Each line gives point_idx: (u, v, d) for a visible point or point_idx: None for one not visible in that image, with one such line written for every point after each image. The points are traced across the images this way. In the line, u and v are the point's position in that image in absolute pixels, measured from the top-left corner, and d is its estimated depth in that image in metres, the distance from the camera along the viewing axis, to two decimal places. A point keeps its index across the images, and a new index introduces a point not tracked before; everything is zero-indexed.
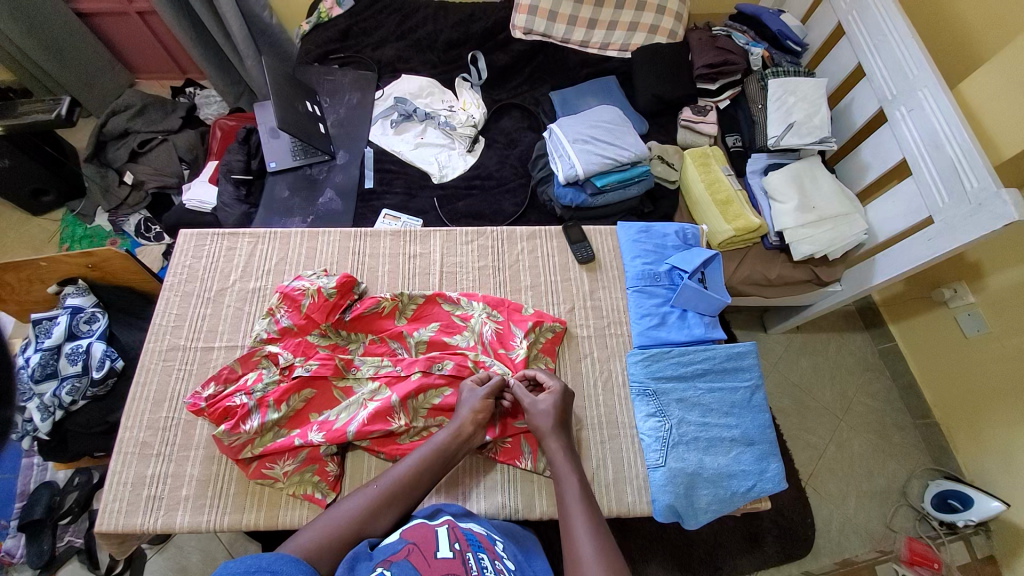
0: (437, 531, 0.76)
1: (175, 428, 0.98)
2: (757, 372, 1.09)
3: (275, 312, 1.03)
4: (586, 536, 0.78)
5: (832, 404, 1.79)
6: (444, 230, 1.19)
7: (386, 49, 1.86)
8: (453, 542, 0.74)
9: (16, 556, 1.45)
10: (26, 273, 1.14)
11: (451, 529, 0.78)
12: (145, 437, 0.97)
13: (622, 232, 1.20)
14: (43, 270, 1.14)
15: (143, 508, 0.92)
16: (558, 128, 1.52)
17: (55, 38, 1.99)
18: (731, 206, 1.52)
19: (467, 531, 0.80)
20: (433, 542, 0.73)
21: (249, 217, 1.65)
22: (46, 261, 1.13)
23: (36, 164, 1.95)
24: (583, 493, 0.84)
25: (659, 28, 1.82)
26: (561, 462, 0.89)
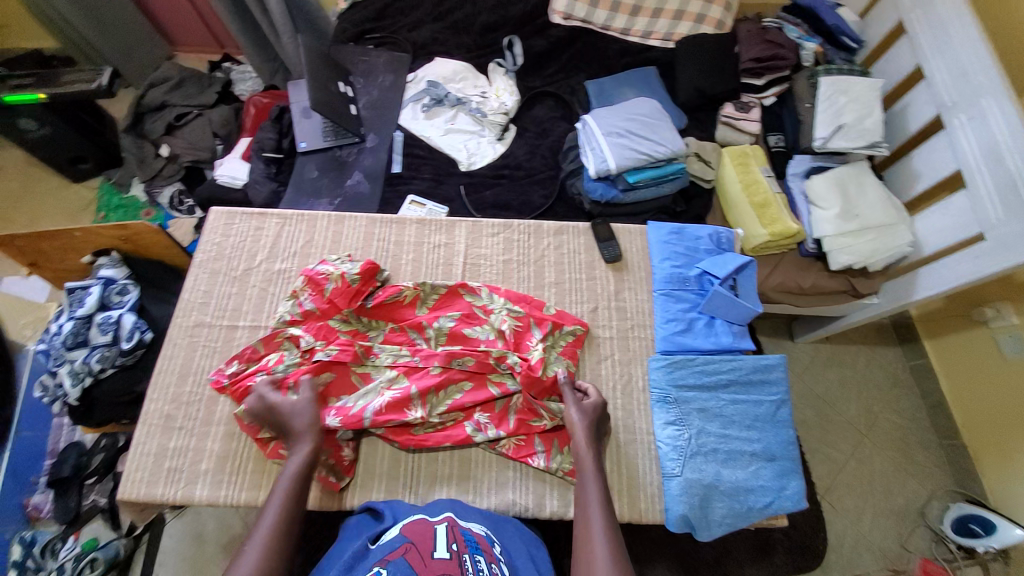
0: (436, 529, 0.79)
1: (197, 403, 1.00)
2: (785, 386, 1.04)
3: (299, 295, 1.04)
4: (599, 532, 0.80)
5: (855, 418, 1.72)
6: (471, 221, 1.17)
7: (422, 30, 1.84)
8: (450, 541, 0.76)
9: (44, 511, 1.55)
10: (62, 242, 1.18)
11: (450, 527, 0.80)
12: (169, 410, 1.00)
13: (652, 232, 1.15)
14: (77, 239, 1.18)
15: (165, 479, 0.95)
16: (592, 119, 1.47)
17: (101, 8, 2.04)
18: (768, 209, 1.45)
19: (466, 530, 0.81)
20: (430, 541, 0.76)
21: (277, 195, 1.67)
22: (80, 231, 1.16)
23: (72, 131, 1.98)
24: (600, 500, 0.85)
25: (706, 17, 1.76)
26: (586, 475, 0.88)
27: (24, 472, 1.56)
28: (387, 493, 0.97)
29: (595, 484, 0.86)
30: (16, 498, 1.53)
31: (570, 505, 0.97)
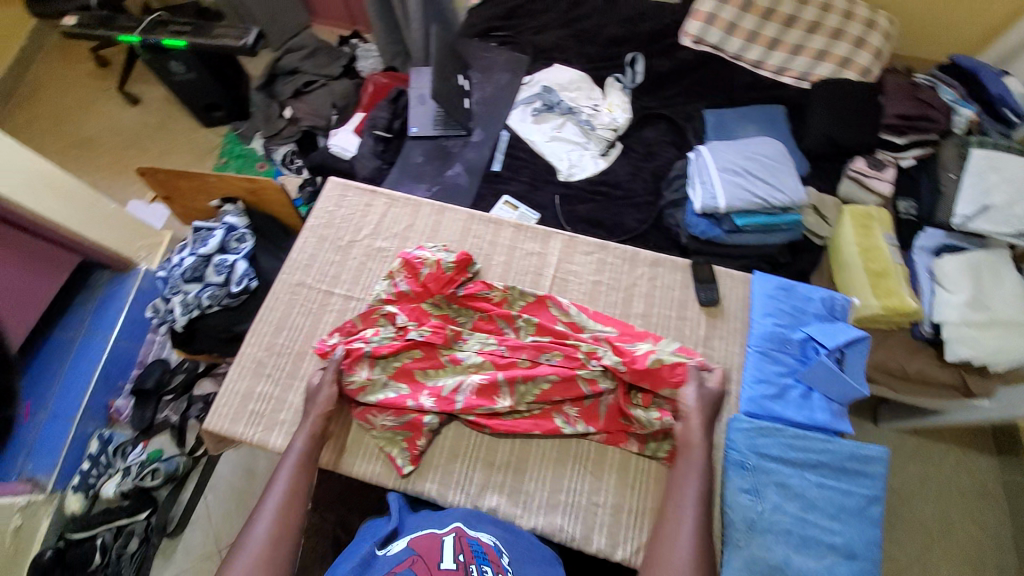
0: (442, 541, 0.81)
1: (287, 356, 1.07)
2: (881, 481, 0.94)
3: (395, 277, 1.08)
4: (685, 535, 0.82)
5: (931, 524, 1.52)
6: (567, 235, 1.16)
7: (547, 35, 1.84)
8: (457, 553, 0.79)
9: (123, 416, 1.72)
10: (198, 184, 1.29)
11: (456, 539, 0.82)
12: (261, 357, 1.07)
13: (757, 284, 1.09)
14: (210, 183, 1.28)
15: (246, 420, 1.02)
16: (707, 151, 1.40)
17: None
18: (885, 280, 1.33)
19: (474, 541, 0.83)
20: (436, 552, 0.78)
21: (380, 172, 1.75)
22: (214, 176, 1.25)
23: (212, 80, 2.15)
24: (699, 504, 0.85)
25: (851, 63, 1.62)
26: (689, 480, 0.88)
27: (114, 377, 1.73)
28: (441, 484, 0.98)
29: (696, 488, 0.87)
30: (104, 399, 1.69)
31: (618, 547, 0.93)
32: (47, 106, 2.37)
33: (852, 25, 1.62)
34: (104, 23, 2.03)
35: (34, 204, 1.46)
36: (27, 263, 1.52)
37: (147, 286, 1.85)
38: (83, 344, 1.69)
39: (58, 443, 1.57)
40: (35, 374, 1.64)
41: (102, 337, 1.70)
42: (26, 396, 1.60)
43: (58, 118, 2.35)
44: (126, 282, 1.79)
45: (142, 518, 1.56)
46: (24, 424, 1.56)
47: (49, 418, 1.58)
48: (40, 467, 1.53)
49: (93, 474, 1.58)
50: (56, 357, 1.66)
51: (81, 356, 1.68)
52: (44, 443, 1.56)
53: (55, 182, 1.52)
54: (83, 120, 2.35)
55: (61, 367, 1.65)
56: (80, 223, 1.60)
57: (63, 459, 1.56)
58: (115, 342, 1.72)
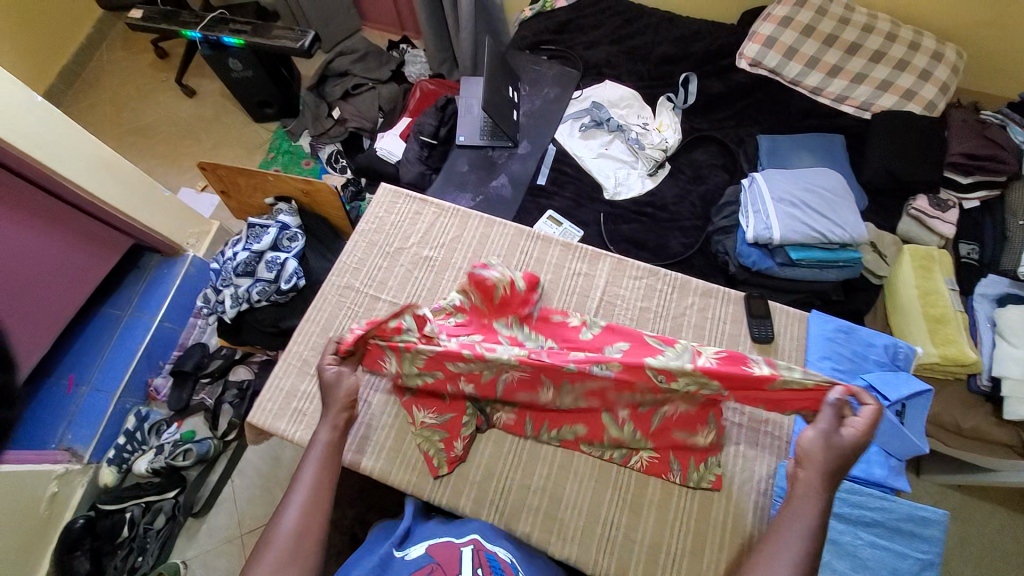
0: (461, 551, 0.80)
1: None
2: (938, 548, 0.90)
3: (464, 295, 1.05)
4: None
5: None
6: (617, 258, 1.14)
7: (598, 50, 1.83)
8: (476, 566, 0.76)
9: (160, 395, 1.77)
10: (256, 181, 1.33)
11: (475, 551, 0.80)
12: (307, 357, 1.09)
13: (814, 325, 1.06)
14: (268, 183, 1.32)
15: (289, 417, 1.03)
16: (763, 180, 1.36)
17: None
18: (944, 327, 1.26)
19: (491, 555, 0.80)
20: (455, 563, 0.76)
21: (424, 178, 1.76)
22: (273, 177, 1.29)
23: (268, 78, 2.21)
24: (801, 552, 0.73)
25: (915, 95, 1.53)
26: (792, 524, 0.75)
27: (156, 356, 1.77)
28: (477, 502, 0.97)
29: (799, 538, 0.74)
30: (144, 377, 1.74)
31: None
32: (110, 92, 2.48)
33: (917, 57, 1.53)
34: (169, 18, 2.08)
35: (96, 187, 1.48)
36: (81, 242, 1.54)
37: (192, 274, 1.86)
38: (130, 321, 1.74)
39: (98, 417, 1.62)
40: (82, 347, 1.69)
41: (148, 317, 1.74)
42: (69, 368, 1.65)
43: (119, 105, 2.45)
44: (173, 267, 1.82)
45: (170, 496, 1.57)
46: (67, 395, 1.62)
47: (91, 391, 1.64)
48: (78, 439, 1.59)
49: (127, 449, 1.62)
50: (104, 331, 1.72)
51: (126, 334, 1.72)
52: (85, 415, 1.61)
53: (115, 167, 1.53)
54: (143, 108, 2.45)
55: (108, 342, 1.71)
56: (135, 207, 1.60)
57: (100, 433, 1.60)
58: (160, 323, 1.76)
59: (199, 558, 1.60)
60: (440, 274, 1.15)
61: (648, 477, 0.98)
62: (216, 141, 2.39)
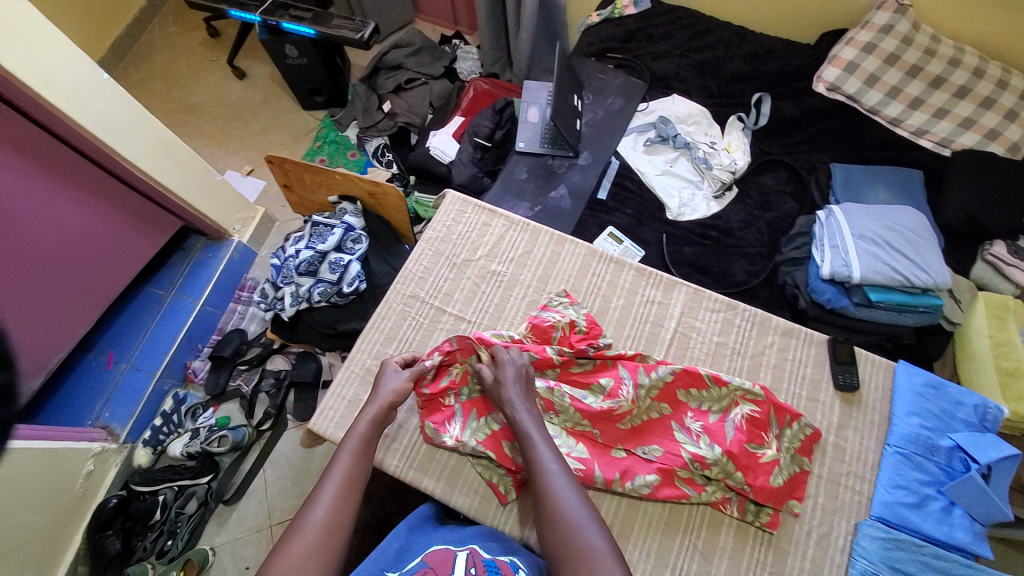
0: (455, 556, 0.79)
1: None
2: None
3: (521, 338, 1.06)
4: (568, 499, 0.79)
5: None
6: (693, 288, 1.16)
7: (666, 62, 1.77)
8: (469, 567, 0.75)
9: (199, 377, 1.72)
10: (323, 180, 1.40)
11: (470, 555, 0.79)
12: (371, 365, 1.12)
13: (902, 376, 1.06)
14: (335, 183, 1.40)
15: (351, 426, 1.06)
16: (840, 214, 1.33)
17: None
18: (1015, 382, 1.18)
19: (489, 560, 0.79)
20: (448, 567, 0.75)
21: (475, 181, 1.73)
22: (341, 177, 1.37)
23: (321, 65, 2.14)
24: (554, 457, 0.85)
25: (1000, 135, 1.45)
26: (533, 429, 0.89)
27: (196, 339, 1.72)
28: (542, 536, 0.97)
29: (539, 433, 0.88)
30: (183, 359, 1.69)
31: None
32: (163, 68, 2.47)
33: (1006, 95, 1.44)
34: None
35: (151, 169, 1.43)
36: (133, 221, 1.48)
37: (236, 260, 1.81)
38: (173, 303, 1.68)
39: (137, 396, 1.57)
40: (123, 324, 1.63)
41: (191, 300, 1.69)
42: (109, 344, 1.59)
43: (169, 81, 2.43)
44: (218, 252, 1.77)
45: (204, 482, 1.54)
46: (106, 371, 1.56)
47: (131, 369, 1.58)
48: (115, 418, 1.53)
49: (163, 431, 1.60)
50: (145, 311, 1.65)
51: (168, 315, 1.67)
52: (123, 394, 1.56)
53: (171, 149, 1.48)
54: (193, 87, 2.42)
55: (151, 322, 1.65)
56: (188, 191, 1.55)
57: (138, 413, 1.56)
58: (202, 307, 1.70)
59: (228, 545, 1.55)
60: (508, 290, 1.17)
61: (720, 522, 0.96)
62: (260, 122, 2.35)
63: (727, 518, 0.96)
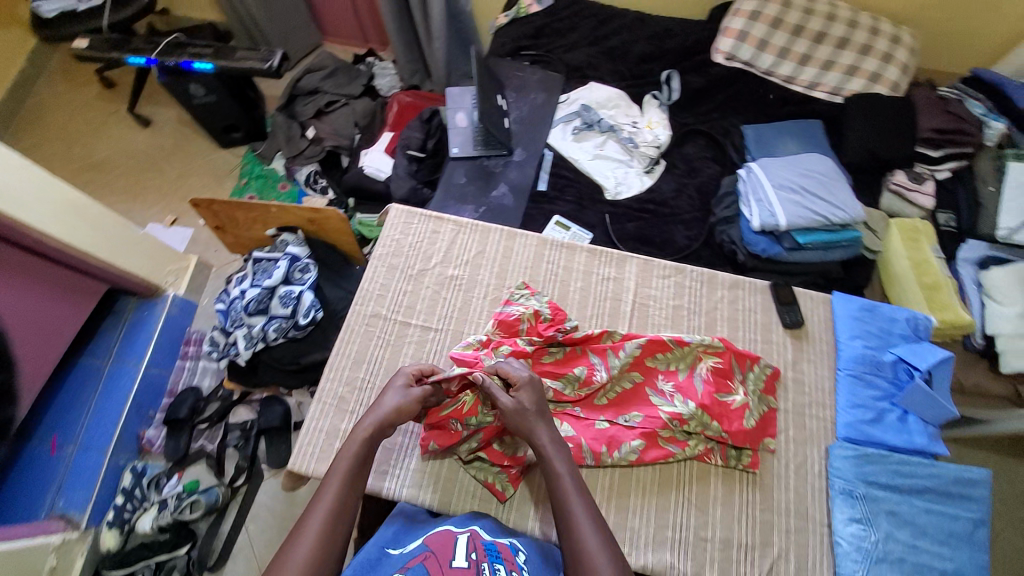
0: (456, 539, 0.80)
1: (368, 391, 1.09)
2: (984, 505, 0.99)
3: (489, 335, 1.07)
4: (589, 530, 0.79)
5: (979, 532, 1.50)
6: (642, 260, 1.22)
7: (578, 52, 1.84)
8: (469, 551, 0.77)
9: (155, 446, 1.60)
10: (258, 215, 1.40)
11: (471, 539, 0.80)
12: (342, 393, 1.09)
13: (839, 305, 1.16)
14: (272, 215, 1.39)
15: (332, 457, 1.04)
16: (760, 169, 1.43)
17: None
18: (938, 293, 1.33)
19: (489, 542, 0.81)
20: (449, 552, 0.76)
21: (416, 193, 1.72)
22: (278, 209, 1.37)
23: (232, 100, 2.02)
24: (578, 490, 0.84)
25: (880, 77, 1.62)
26: (559, 461, 0.87)
27: (146, 405, 1.60)
28: (544, 523, 0.99)
29: (565, 465, 0.86)
30: (135, 429, 1.57)
31: None
32: (54, 126, 2.27)
33: (879, 41, 1.63)
34: (116, 44, 1.86)
35: (64, 233, 1.29)
36: (52, 292, 1.35)
37: (175, 314, 1.69)
38: (114, 370, 1.55)
39: (91, 477, 1.43)
40: (62, 403, 1.48)
41: (133, 364, 1.57)
42: (50, 428, 1.44)
43: (65, 139, 2.24)
44: (154, 309, 1.65)
45: (182, 553, 1.43)
46: (51, 458, 1.41)
47: (81, 450, 1.44)
48: (72, 504, 1.39)
49: (127, 509, 1.45)
50: (83, 387, 1.51)
51: (110, 385, 1.54)
52: (77, 476, 1.41)
53: (82, 208, 1.35)
54: (94, 142, 2.24)
55: (92, 397, 1.51)
56: (110, 251, 1.42)
57: (97, 492, 1.42)
58: (146, 370, 1.59)
59: None
60: (468, 292, 1.19)
61: (708, 474, 1.01)
62: (174, 168, 2.20)
63: (712, 469, 1.01)
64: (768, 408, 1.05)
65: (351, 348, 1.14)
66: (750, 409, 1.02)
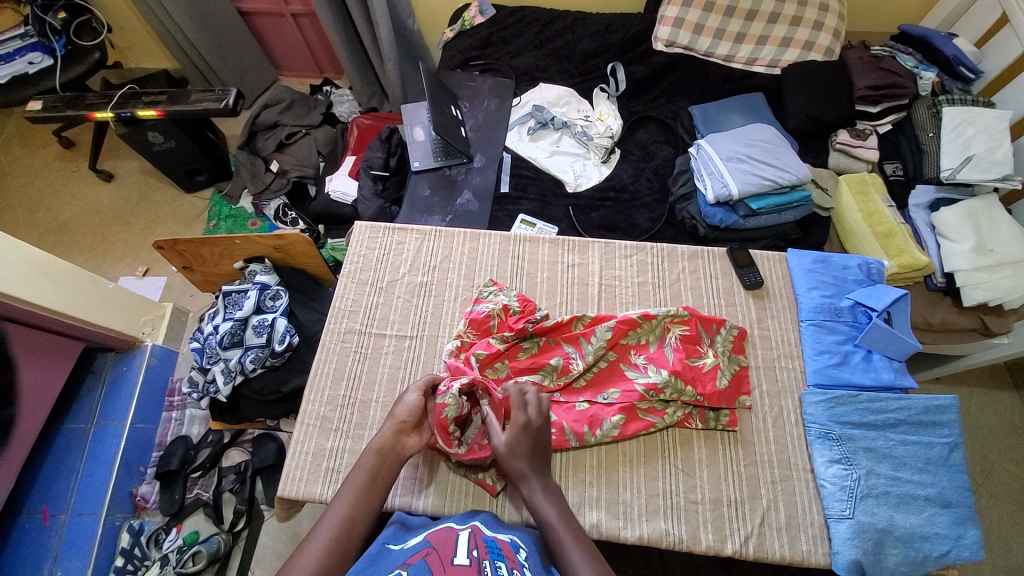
0: (458, 536, 0.81)
1: (351, 407, 1.10)
2: (956, 429, 1.04)
3: (462, 336, 1.09)
4: (580, 561, 0.79)
5: (971, 465, 1.54)
6: (604, 244, 1.28)
7: (525, 57, 1.88)
8: (470, 549, 0.76)
9: (150, 501, 1.56)
10: (225, 249, 1.42)
11: (472, 536, 0.81)
12: (325, 412, 1.10)
13: (794, 261, 1.24)
14: (238, 246, 1.41)
15: (323, 478, 1.04)
16: (708, 145, 1.49)
17: (218, 28, 2.12)
18: (893, 240, 1.37)
19: (489, 540, 0.82)
20: (450, 548, 0.76)
21: (384, 212, 1.75)
22: (241, 240, 1.38)
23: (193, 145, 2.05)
24: (569, 530, 0.83)
25: (814, 44, 1.70)
26: (541, 498, 0.86)
27: (135, 462, 1.55)
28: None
29: (551, 508, 0.85)
30: (128, 487, 1.52)
31: (726, 541, 0.96)
32: (16, 194, 2.25)
33: (808, 11, 1.70)
34: (70, 102, 1.87)
35: (34, 296, 1.27)
36: (30, 356, 1.33)
37: (155, 365, 1.68)
38: (99, 431, 1.52)
39: (87, 543, 1.40)
40: (49, 474, 1.45)
41: (117, 423, 1.53)
42: (41, 499, 1.42)
43: (29, 204, 2.23)
44: (133, 364, 1.62)
45: None
46: (46, 527, 1.39)
47: (74, 516, 1.41)
48: (70, 573, 1.37)
49: (129, 570, 1.42)
50: (68, 452, 1.48)
51: (97, 447, 1.50)
52: (72, 544, 1.39)
53: (49, 269, 1.32)
54: (57, 203, 2.23)
55: (79, 461, 1.47)
56: (85, 308, 1.41)
57: (94, 559, 1.39)
58: (132, 426, 1.55)
59: None
60: (439, 296, 1.22)
61: (690, 438, 1.04)
62: (141, 219, 2.20)
63: (694, 433, 1.05)
64: (740, 367, 1.10)
65: (326, 366, 1.15)
66: (723, 370, 1.07)
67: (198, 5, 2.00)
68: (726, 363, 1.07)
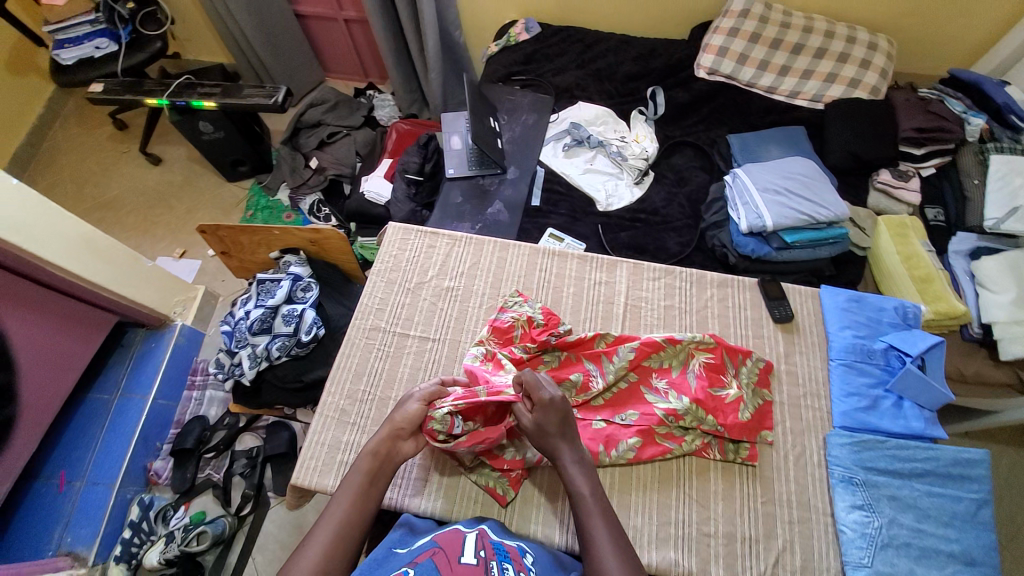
0: (465, 537, 0.81)
1: (369, 403, 1.12)
2: (987, 486, 0.99)
3: (484, 343, 1.10)
4: (603, 533, 0.81)
5: (1001, 528, 1.46)
6: (632, 264, 1.28)
7: (566, 75, 1.91)
8: (477, 550, 0.77)
9: (162, 477, 1.60)
10: (262, 238, 1.46)
11: (479, 538, 0.81)
12: (344, 405, 1.12)
13: (827, 297, 1.21)
14: (275, 237, 1.45)
15: (335, 471, 1.05)
16: (745, 174, 1.48)
17: (275, 28, 2.22)
18: (931, 285, 1.34)
19: (497, 542, 0.82)
20: (457, 548, 0.76)
21: (416, 215, 1.78)
22: (279, 230, 1.43)
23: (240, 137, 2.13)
24: (598, 504, 0.85)
25: (860, 82, 1.68)
26: (573, 468, 0.89)
27: (152, 437, 1.60)
28: (547, 524, 1.01)
29: (582, 479, 0.87)
30: (143, 462, 1.56)
31: None
32: (71, 170, 2.38)
33: (856, 49, 1.68)
34: (130, 88, 1.98)
35: (78, 267, 1.33)
36: (65, 324, 1.39)
37: (183, 344, 1.73)
38: (121, 404, 1.57)
39: (98, 513, 1.43)
40: (71, 440, 1.50)
41: (140, 397, 1.58)
42: (59, 465, 1.46)
43: (81, 181, 2.35)
44: (161, 341, 1.68)
45: None
46: (60, 494, 1.43)
47: (89, 485, 1.46)
48: (79, 540, 1.40)
49: (135, 542, 1.46)
50: (90, 422, 1.53)
51: (119, 418, 1.55)
52: (84, 512, 1.43)
53: (94, 243, 1.39)
54: (107, 182, 2.35)
55: (100, 430, 1.53)
56: (122, 284, 1.47)
57: (103, 530, 1.42)
58: (154, 402, 1.60)
59: None
60: (464, 302, 1.24)
61: (706, 469, 1.02)
62: (184, 203, 2.29)
63: (711, 465, 1.03)
64: (763, 402, 1.08)
65: (349, 360, 1.17)
66: (744, 403, 1.05)
67: (258, 6, 2.10)
68: (749, 398, 1.04)
